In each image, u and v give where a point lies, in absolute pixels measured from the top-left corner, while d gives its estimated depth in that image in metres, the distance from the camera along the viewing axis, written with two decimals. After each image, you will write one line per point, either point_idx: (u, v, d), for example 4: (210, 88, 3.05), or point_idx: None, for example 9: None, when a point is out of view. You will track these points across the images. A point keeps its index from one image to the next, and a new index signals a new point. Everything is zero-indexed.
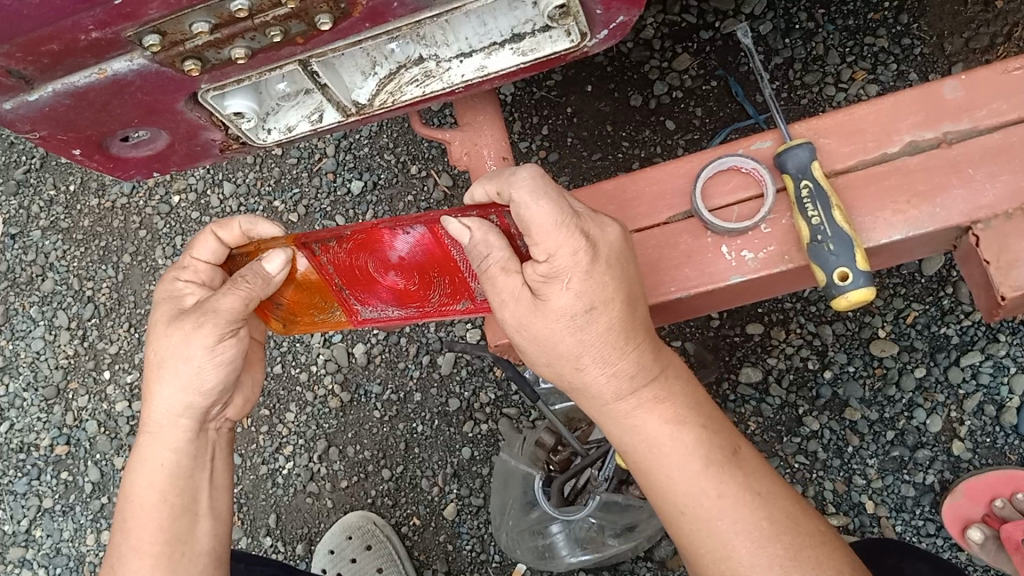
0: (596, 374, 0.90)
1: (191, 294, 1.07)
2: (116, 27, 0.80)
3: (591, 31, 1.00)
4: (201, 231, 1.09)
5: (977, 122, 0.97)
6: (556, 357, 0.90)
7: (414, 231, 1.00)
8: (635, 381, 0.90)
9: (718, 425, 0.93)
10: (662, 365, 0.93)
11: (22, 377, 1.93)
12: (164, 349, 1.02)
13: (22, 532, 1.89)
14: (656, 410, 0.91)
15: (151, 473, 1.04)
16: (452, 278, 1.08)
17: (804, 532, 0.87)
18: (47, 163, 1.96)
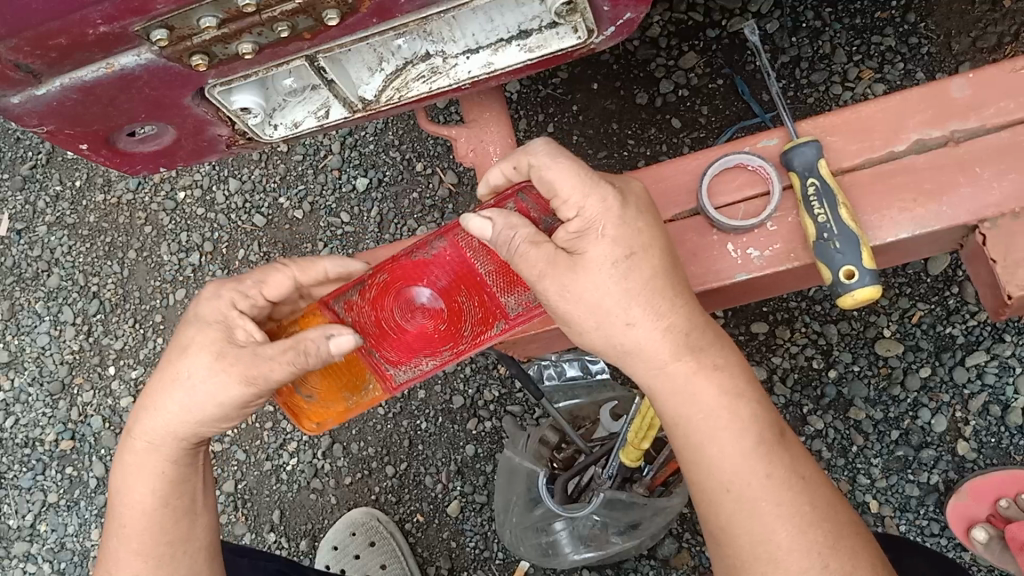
0: (645, 332, 0.88)
1: (243, 328, 0.99)
2: (124, 22, 0.81)
3: (599, 27, 1.00)
4: (276, 267, 1.03)
5: (984, 121, 0.96)
6: (596, 320, 0.88)
7: (438, 253, 1.01)
8: (684, 345, 0.88)
9: (767, 404, 0.90)
10: (706, 347, 0.89)
11: (27, 372, 1.93)
12: (192, 387, 0.97)
13: (26, 526, 1.89)
14: (704, 380, 0.88)
15: (152, 480, 1.01)
16: (486, 300, 1.02)
17: (836, 522, 0.86)
18: (53, 159, 1.97)
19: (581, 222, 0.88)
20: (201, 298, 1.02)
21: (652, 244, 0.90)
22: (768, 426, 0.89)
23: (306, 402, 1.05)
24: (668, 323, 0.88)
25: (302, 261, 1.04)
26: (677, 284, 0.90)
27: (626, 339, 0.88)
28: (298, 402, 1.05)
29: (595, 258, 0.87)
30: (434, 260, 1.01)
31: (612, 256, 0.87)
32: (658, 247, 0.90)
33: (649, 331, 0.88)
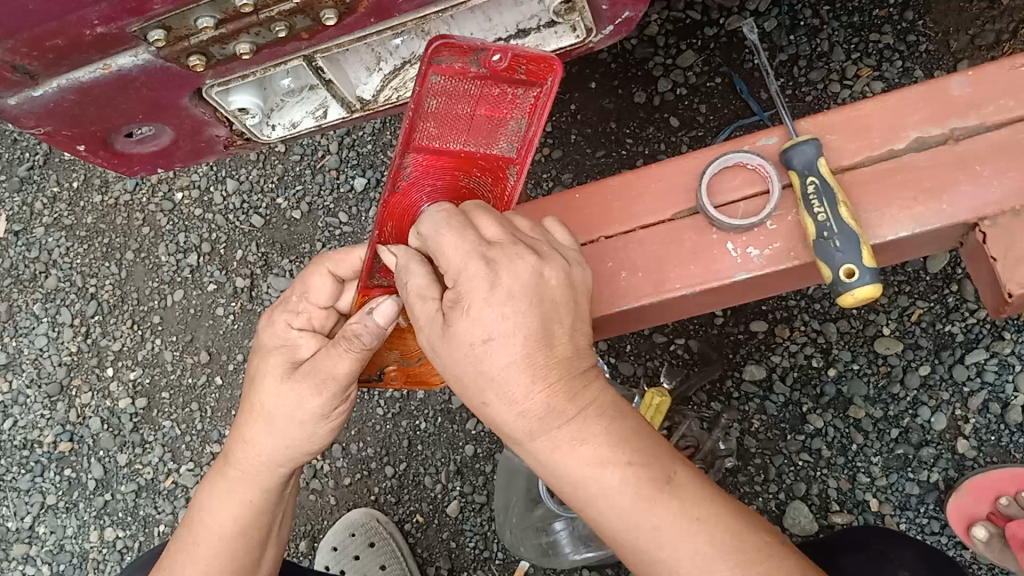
0: (526, 404, 0.79)
1: (305, 344, 1.03)
2: (121, 23, 0.80)
3: (597, 26, 1.00)
4: (312, 270, 1.04)
5: (984, 118, 0.96)
6: (481, 379, 0.80)
7: (414, 168, 0.95)
8: (547, 421, 0.80)
9: (644, 440, 0.81)
10: (580, 404, 0.81)
11: (25, 374, 1.93)
12: (276, 406, 1.00)
13: (25, 529, 1.89)
14: (585, 443, 0.80)
15: (237, 507, 1.01)
16: (487, 161, 0.97)
17: (750, 551, 0.76)
18: (50, 160, 1.96)
19: (470, 285, 0.79)
20: (267, 324, 1.05)
21: (545, 299, 0.80)
22: (651, 474, 0.79)
23: (421, 368, 1.09)
24: (550, 384, 0.79)
25: (332, 253, 1.04)
26: (561, 338, 0.81)
27: (490, 412, 0.81)
28: (414, 369, 1.09)
29: (472, 330, 0.78)
30: (416, 177, 0.96)
31: (499, 332, 0.78)
32: (563, 307, 0.82)
33: (529, 399, 0.79)
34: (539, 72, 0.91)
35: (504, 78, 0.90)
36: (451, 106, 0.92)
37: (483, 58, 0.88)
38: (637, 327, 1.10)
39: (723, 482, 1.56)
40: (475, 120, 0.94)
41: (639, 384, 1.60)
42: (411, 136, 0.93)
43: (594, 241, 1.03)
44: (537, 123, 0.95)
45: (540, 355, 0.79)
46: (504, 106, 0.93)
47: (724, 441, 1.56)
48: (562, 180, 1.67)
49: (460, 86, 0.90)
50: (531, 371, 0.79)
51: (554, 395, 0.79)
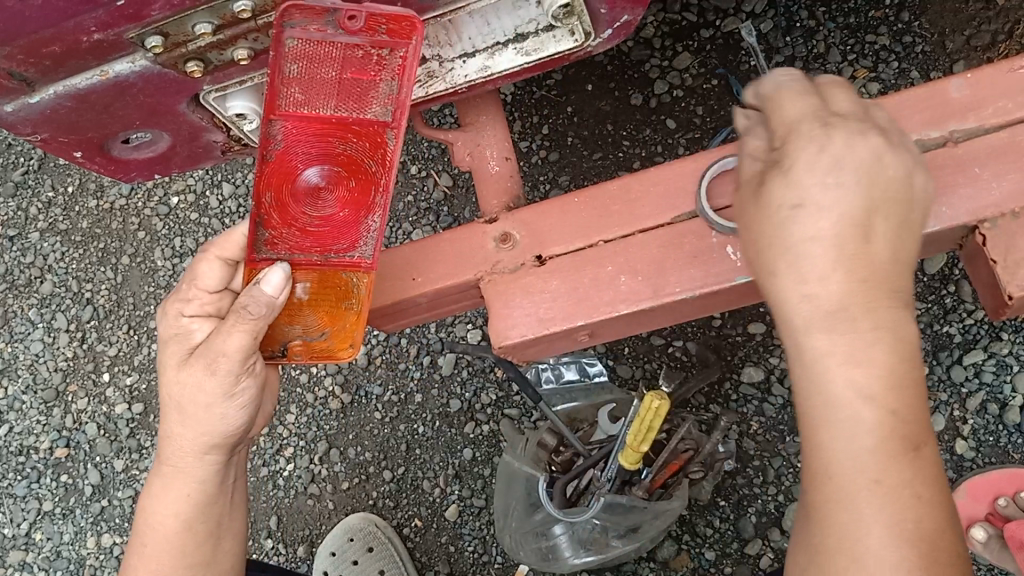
0: (807, 288, 0.70)
1: (199, 330, 1.02)
2: (118, 29, 0.80)
3: (596, 30, 1.00)
4: (199, 258, 1.03)
5: (983, 121, 0.95)
6: (778, 250, 0.72)
7: (285, 136, 0.86)
8: (837, 317, 0.70)
9: (917, 400, 0.71)
10: (878, 320, 0.70)
11: (21, 380, 1.92)
12: (181, 395, 0.99)
13: (22, 535, 1.88)
14: (861, 366, 0.69)
15: (175, 503, 1.03)
16: (362, 127, 0.87)
17: (942, 547, 0.69)
18: (45, 165, 1.96)
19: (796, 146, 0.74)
20: (165, 316, 1.05)
21: (896, 181, 0.74)
22: (906, 435, 0.69)
23: (324, 341, 1.02)
24: (860, 281, 0.69)
25: (218, 238, 1.03)
26: (881, 235, 0.72)
27: (777, 285, 0.73)
28: (317, 343, 1.02)
29: (781, 196, 0.72)
30: (290, 146, 0.87)
31: (785, 200, 0.72)
32: (896, 204, 0.73)
33: (827, 286, 0.70)
34: (402, 31, 0.79)
35: (363, 39, 0.78)
36: (313, 71, 0.81)
37: (338, 21, 0.76)
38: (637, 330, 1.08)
39: (722, 484, 1.55)
40: (341, 85, 0.83)
41: (637, 386, 1.60)
42: (273, 105, 0.83)
43: (595, 245, 1.01)
44: (408, 86, 0.83)
45: (860, 246, 0.70)
46: (369, 69, 0.81)
47: (723, 444, 1.55)
48: (559, 183, 1.66)
49: (319, 50, 0.79)
50: (839, 257, 0.70)
51: (852, 283, 0.69)
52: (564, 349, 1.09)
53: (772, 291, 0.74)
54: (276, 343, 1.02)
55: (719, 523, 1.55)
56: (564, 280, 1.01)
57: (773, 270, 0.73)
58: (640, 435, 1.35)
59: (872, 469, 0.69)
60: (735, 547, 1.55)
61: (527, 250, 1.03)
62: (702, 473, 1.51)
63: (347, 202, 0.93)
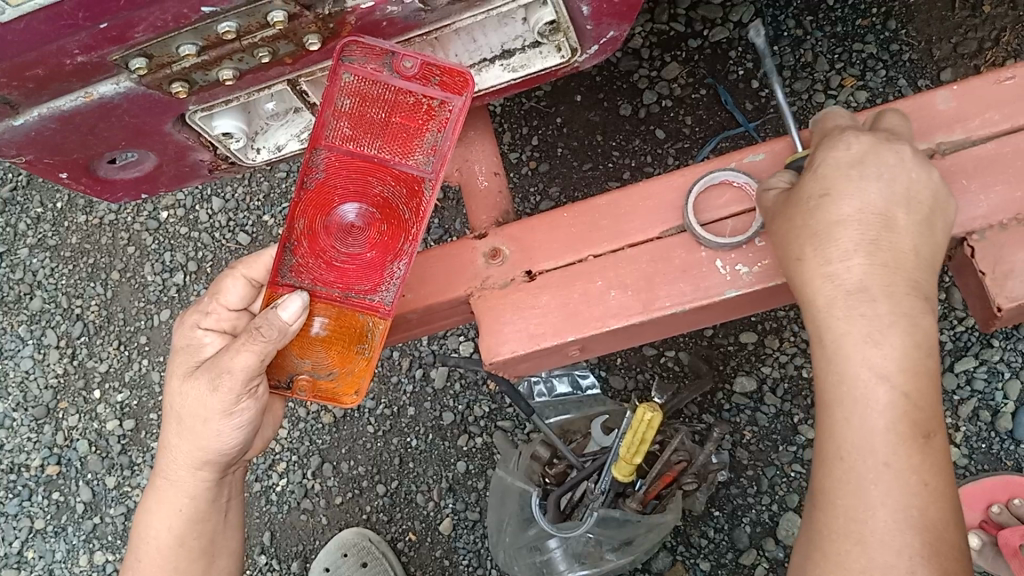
0: (822, 274, 0.79)
1: (211, 344, 1.03)
2: (102, 51, 0.79)
3: (582, 46, 1.01)
4: (227, 273, 1.05)
5: (969, 133, 0.95)
6: (804, 234, 0.82)
7: (326, 167, 0.94)
8: (853, 298, 0.78)
9: (930, 392, 0.76)
10: (898, 308, 0.77)
11: (11, 397, 1.91)
12: (181, 407, 1.00)
13: (13, 554, 1.86)
14: (883, 348, 0.76)
15: (168, 517, 1.05)
16: (401, 170, 0.94)
17: (943, 531, 0.74)
18: (34, 181, 1.95)
19: (818, 156, 0.85)
20: (181, 325, 1.06)
21: (921, 195, 0.81)
22: (917, 421, 0.75)
23: (331, 380, 1.00)
24: (875, 263, 0.78)
25: (245, 257, 1.05)
26: (910, 236, 0.80)
27: (801, 269, 0.82)
28: (324, 383, 1.00)
29: (807, 195, 0.82)
30: (328, 177, 0.94)
31: (816, 197, 0.82)
32: (920, 209, 0.81)
33: (846, 270, 0.78)
34: (454, 85, 0.90)
35: (414, 84, 0.90)
36: (365, 108, 0.91)
37: (394, 64, 0.88)
38: (629, 344, 1.07)
39: (716, 495, 1.55)
40: (389, 128, 0.93)
41: (630, 398, 1.59)
42: (321, 132, 0.92)
43: (583, 260, 1.01)
44: (451, 137, 0.92)
45: (884, 240, 0.79)
46: (418, 117, 0.92)
47: (716, 454, 1.54)
48: (550, 195, 1.66)
49: (373, 90, 0.90)
50: (861, 243, 0.79)
51: (876, 274, 0.78)
52: (555, 364, 1.08)
53: (797, 276, 0.82)
54: (284, 373, 1.00)
55: (713, 533, 1.55)
56: (553, 296, 1.00)
57: (798, 254, 0.82)
58: (632, 447, 1.36)
59: (885, 448, 0.74)
60: (730, 557, 1.54)
61: (517, 265, 1.03)
62: (696, 484, 1.52)
63: (375, 245, 0.96)
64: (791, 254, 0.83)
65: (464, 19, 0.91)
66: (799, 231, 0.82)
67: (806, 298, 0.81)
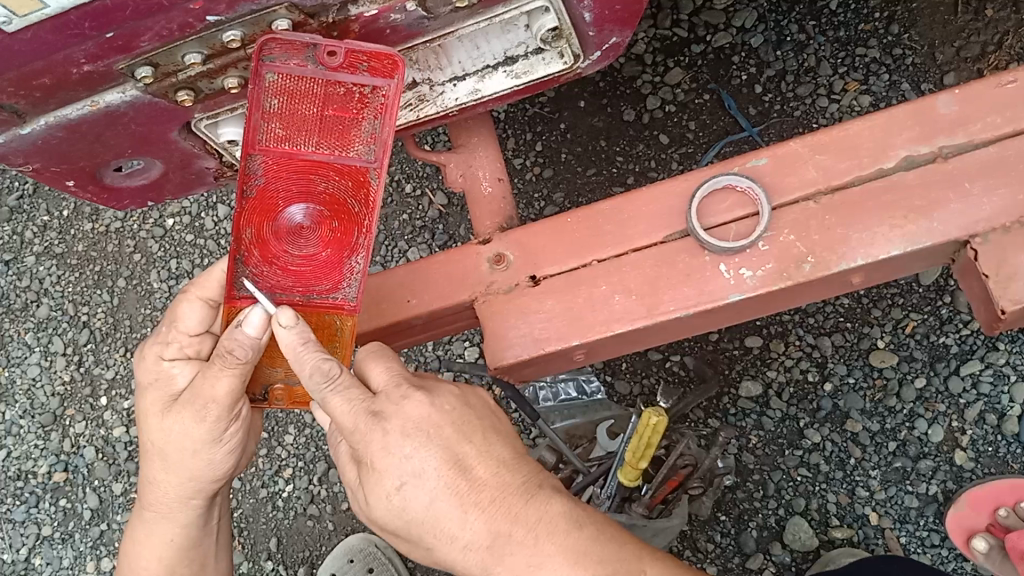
0: (447, 552, 0.83)
1: (181, 373, 1.01)
2: (108, 60, 0.80)
3: (585, 52, 1.01)
4: (180, 300, 1.02)
5: (972, 136, 0.95)
6: (420, 526, 0.83)
7: (265, 171, 0.87)
8: (495, 548, 0.81)
9: (608, 553, 0.82)
10: (510, 514, 0.81)
11: (18, 405, 1.91)
12: (164, 443, 0.99)
13: (21, 561, 1.87)
14: (497, 568, 0.81)
15: (159, 548, 1.09)
16: (344, 165, 0.88)
17: None
18: (40, 189, 1.95)
19: (377, 455, 0.82)
20: (143, 359, 1.05)
21: (447, 420, 0.84)
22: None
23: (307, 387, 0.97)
24: (468, 503, 0.81)
25: (196, 278, 1.02)
26: (476, 460, 0.84)
27: (438, 553, 0.84)
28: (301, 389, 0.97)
29: (383, 483, 0.82)
30: (269, 181, 0.87)
31: (383, 481, 0.82)
32: (473, 426, 0.86)
33: (466, 531, 0.81)
34: (383, 69, 0.82)
35: (342, 75, 0.82)
36: (295, 105, 0.84)
37: (318, 56, 0.80)
38: (633, 349, 1.08)
39: (722, 500, 1.55)
40: (323, 122, 0.85)
41: (636, 403, 1.59)
42: (253, 138, 0.85)
43: (588, 265, 1.01)
44: (389, 123, 0.86)
45: (461, 483, 0.82)
46: (351, 107, 0.84)
47: (722, 460, 1.54)
48: (554, 200, 1.66)
49: (300, 86, 0.82)
50: (431, 492, 0.81)
51: (493, 520, 0.81)
52: (560, 369, 1.08)
53: (438, 558, 0.85)
54: (259, 386, 0.97)
55: (720, 538, 1.55)
56: (558, 301, 1.01)
57: (427, 543, 0.84)
58: (638, 452, 1.37)
59: None
60: (737, 562, 1.54)
61: (520, 270, 1.03)
62: (701, 489, 1.52)
63: (329, 242, 0.91)
64: (417, 541, 0.84)
65: (467, 27, 0.92)
66: (417, 520, 0.82)
67: (453, 569, 0.85)
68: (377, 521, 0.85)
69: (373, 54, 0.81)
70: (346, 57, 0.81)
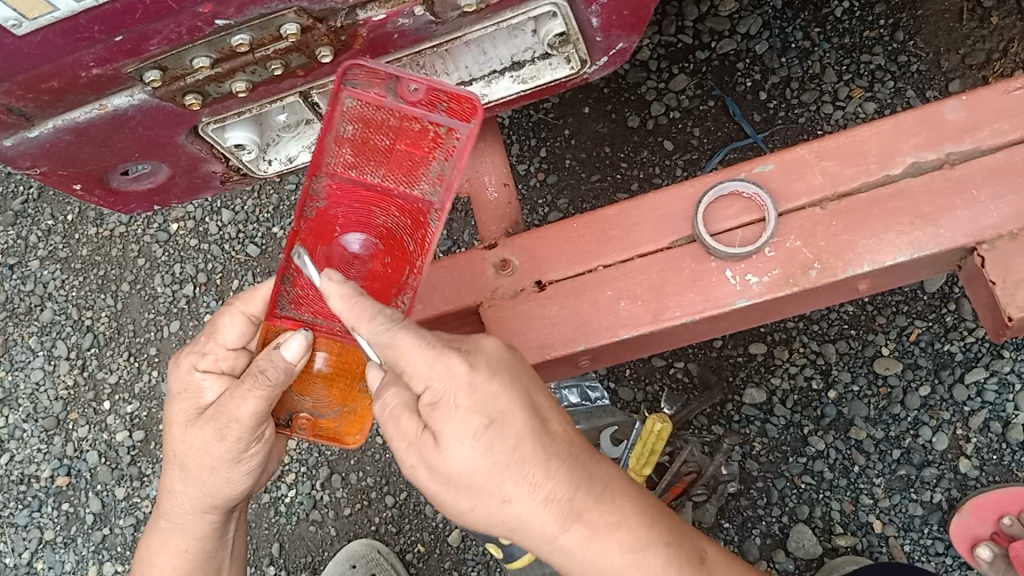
0: (525, 507, 0.76)
1: (210, 387, 0.98)
2: (116, 64, 0.80)
3: (592, 57, 1.01)
4: (223, 311, 0.99)
5: (979, 142, 0.95)
6: (502, 471, 0.76)
7: (327, 195, 0.88)
8: (577, 504, 0.77)
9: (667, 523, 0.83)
10: (592, 474, 0.79)
11: (21, 409, 1.91)
12: (186, 456, 0.97)
13: (23, 565, 1.86)
14: (573, 526, 0.78)
15: (173, 557, 1.06)
16: (406, 201, 0.89)
17: None
18: (45, 193, 1.96)
19: (464, 392, 0.76)
20: (176, 367, 1.01)
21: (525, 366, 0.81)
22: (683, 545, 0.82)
23: (331, 420, 0.97)
24: (554, 454, 0.77)
25: (241, 292, 0.99)
26: (550, 414, 0.80)
27: (513, 508, 0.77)
28: (325, 421, 0.98)
29: (471, 421, 0.75)
30: (330, 206, 0.88)
31: (469, 422, 0.75)
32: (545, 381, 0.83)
33: (553, 479, 0.77)
34: (460, 112, 0.86)
35: (421, 111, 0.85)
36: (368, 134, 0.86)
37: (399, 88, 0.84)
38: (639, 355, 1.08)
39: (726, 506, 1.54)
40: (395, 156, 0.88)
41: (639, 410, 1.58)
42: (321, 158, 0.87)
43: (593, 270, 1.01)
44: (458, 166, 0.87)
45: (547, 433, 0.78)
46: (424, 144, 0.87)
47: (727, 467, 1.54)
48: (558, 206, 1.66)
49: (377, 115, 0.85)
50: (523, 435, 0.76)
51: (575, 475, 0.78)
52: (565, 374, 1.08)
53: (507, 515, 0.77)
54: (284, 411, 0.97)
55: (723, 545, 1.54)
56: (563, 307, 1.01)
57: (502, 496, 0.76)
58: None
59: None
60: None
61: (526, 275, 1.03)
62: (705, 495, 1.53)
63: (378, 279, 0.90)
64: (490, 493, 0.76)
65: (474, 32, 0.92)
66: (501, 467, 0.75)
67: (517, 531, 0.78)
68: (443, 472, 0.76)
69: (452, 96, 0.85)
70: (425, 93, 0.85)
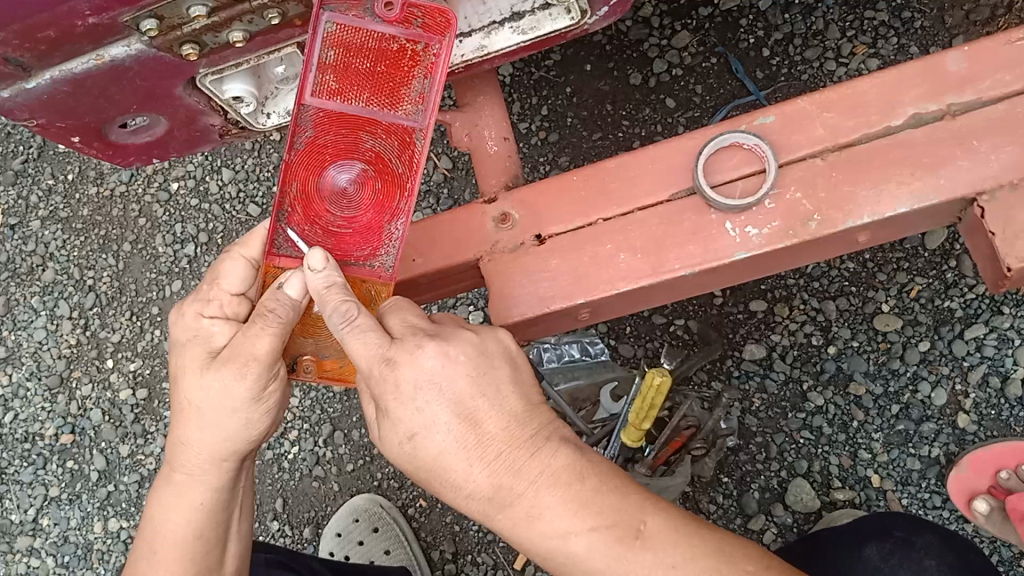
0: (455, 499, 0.83)
1: (219, 332, 0.98)
2: (113, 12, 0.80)
3: (592, 9, 1.00)
4: (224, 257, 1.00)
5: (981, 93, 0.94)
6: (426, 472, 0.82)
7: (314, 125, 0.90)
8: (497, 500, 0.80)
9: (609, 503, 0.79)
10: (520, 472, 0.80)
11: (24, 368, 1.92)
12: (204, 398, 0.95)
13: (29, 521, 1.89)
14: (499, 517, 0.81)
15: (189, 510, 1.00)
16: (391, 123, 0.91)
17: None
18: (45, 153, 1.95)
19: (390, 404, 0.81)
20: (179, 317, 1.01)
21: (461, 371, 0.81)
22: (623, 524, 0.78)
23: (336, 360, 0.98)
24: (472, 457, 0.80)
25: (241, 237, 1.01)
26: (487, 413, 0.81)
27: (446, 498, 0.84)
28: (331, 363, 0.98)
29: (395, 430, 0.82)
30: (318, 135, 0.91)
31: (395, 428, 0.82)
32: (494, 374, 0.83)
33: (471, 482, 0.81)
34: (436, 26, 0.88)
35: (397, 29, 0.87)
36: (350, 59, 0.88)
37: (377, 7, 0.86)
38: (637, 309, 1.08)
39: (725, 461, 1.56)
40: (376, 78, 0.90)
41: (639, 365, 1.59)
42: (307, 88, 0.89)
43: (593, 223, 1.01)
44: (439, 83, 0.89)
45: (467, 437, 0.80)
46: (404, 63, 0.89)
47: (726, 420, 1.56)
48: (559, 164, 1.65)
49: (356, 38, 0.87)
50: (440, 445, 0.80)
51: (497, 474, 0.80)
52: (565, 327, 1.09)
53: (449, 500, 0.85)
54: (289, 355, 0.97)
55: (722, 499, 1.55)
56: (563, 260, 1.01)
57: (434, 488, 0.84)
58: (643, 412, 1.40)
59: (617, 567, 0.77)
60: (738, 522, 1.55)
61: (526, 229, 1.03)
62: (705, 449, 1.55)
63: (371, 206, 0.93)
64: (428, 484, 0.85)
65: None
66: (424, 467, 0.82)
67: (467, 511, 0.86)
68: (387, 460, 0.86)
69: (428, 10, 0.87)
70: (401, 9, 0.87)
